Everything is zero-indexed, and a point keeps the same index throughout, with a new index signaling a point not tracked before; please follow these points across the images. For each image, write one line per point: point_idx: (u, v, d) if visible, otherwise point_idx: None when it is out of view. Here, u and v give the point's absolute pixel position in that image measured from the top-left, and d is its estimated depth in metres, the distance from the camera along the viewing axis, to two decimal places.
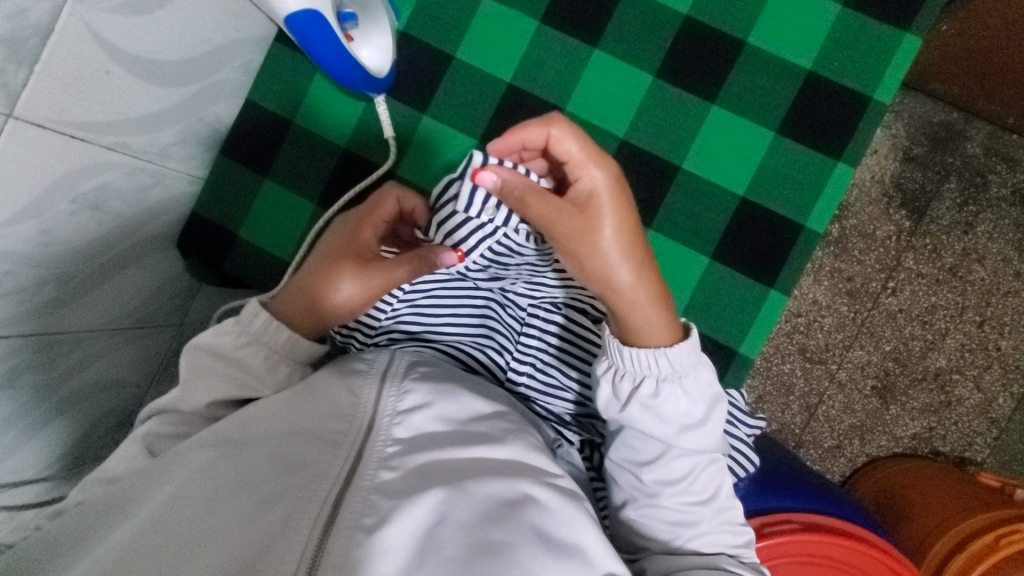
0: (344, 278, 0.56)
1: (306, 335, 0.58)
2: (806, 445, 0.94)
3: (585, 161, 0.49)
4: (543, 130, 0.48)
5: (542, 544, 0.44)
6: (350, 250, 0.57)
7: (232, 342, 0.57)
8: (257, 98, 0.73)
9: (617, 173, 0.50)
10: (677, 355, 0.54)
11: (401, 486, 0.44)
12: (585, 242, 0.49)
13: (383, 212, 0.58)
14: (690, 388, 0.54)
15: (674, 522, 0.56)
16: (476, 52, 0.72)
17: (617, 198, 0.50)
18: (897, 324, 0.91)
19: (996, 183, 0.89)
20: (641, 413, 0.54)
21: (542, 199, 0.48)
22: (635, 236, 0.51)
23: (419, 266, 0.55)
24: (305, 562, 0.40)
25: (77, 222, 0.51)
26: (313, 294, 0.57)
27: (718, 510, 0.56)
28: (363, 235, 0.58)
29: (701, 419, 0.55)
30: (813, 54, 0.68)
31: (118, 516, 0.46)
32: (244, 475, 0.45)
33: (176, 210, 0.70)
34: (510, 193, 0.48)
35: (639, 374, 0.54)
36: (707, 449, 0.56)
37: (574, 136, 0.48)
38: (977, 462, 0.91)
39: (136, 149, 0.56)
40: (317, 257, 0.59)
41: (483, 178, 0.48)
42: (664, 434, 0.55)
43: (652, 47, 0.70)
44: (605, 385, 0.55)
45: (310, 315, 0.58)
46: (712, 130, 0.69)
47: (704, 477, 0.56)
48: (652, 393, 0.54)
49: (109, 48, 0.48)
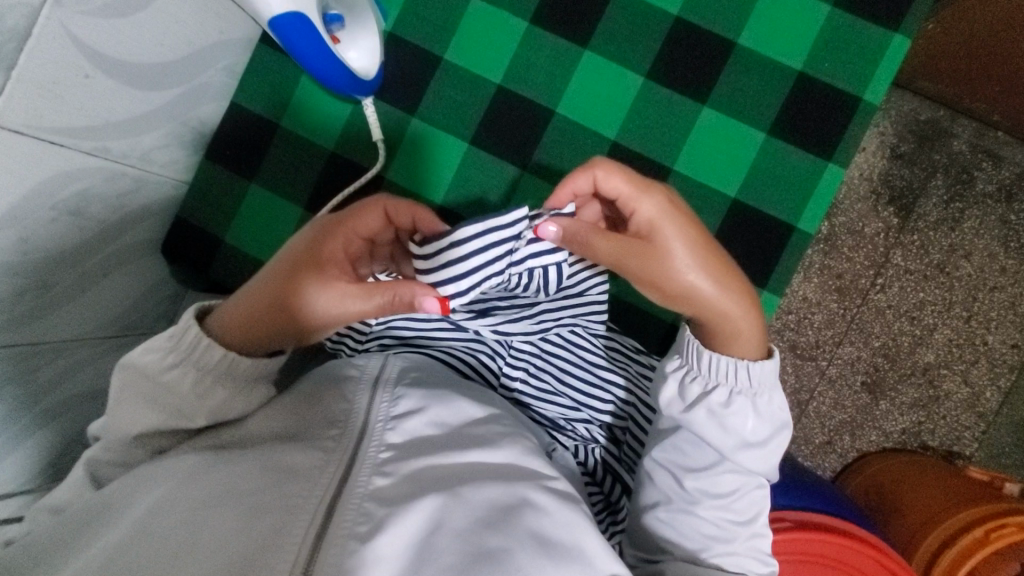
0: (305, 296, 0.49)
1: (246, 354, 0.52)
2: (797, 441, 0.94)
3: (635, 195, 0.50)
4: (589, 175, 0.50)
5: (541, 549, 0.44)
6: (313, 265, 0.50)
7: (159, 365, 0.51)
8: (242, 101, 0.72)
9: (669, 196, 0.51)
10: (759, 372, 0.54)
11: (396, 493, 0.44)
12: (662, 271, 0.50)
13: (362, 225, 0.52)
14: (761, 408, 0.55)
15: (708, 535, 0.55)
16: (464, 54, 0.71)
17: (677, 220, 0.50)
18: (886, 320, 0.92)
19: (982, 180, 0.90)
20: (705, 418, 0.54)
21: (607, 243, 0.50)
22: (707, 251, 0.51)
23: (388, 301, 0.49)
24: (299, 567, 0.39)
25: (58, 230, 0.50)
26: (264, 313, 0.51)
27: (752, 535, 0.55)
28: (332, 247, 0.51)
29: (764, 440, 0.55)
30: (801, 55, 0.68)
31: (98, 535, 0.45)
32: (232, 489, 0.44)
33: (159, 215, 0.69)
34: (575, 240, 0.50)
35: (713, 381, 0.55)
36: (758, 471, 0.56)
37: (617, 174, 0.50)
38: (966, 455, 0.92)
39: (117, 153, 0.54)
40: (274, 267, 0.52)
41: (544, 230, 0.51)
42: (724, 445, 0.54)
43: (641, 48, 0.70)
44: (672, 383, 0.56)
45: (258, 330, 0.52)
46: (702, 131, 0.69)
47: (748, 499, 0.56)
48: (723, 403, 0.54)
49: (90, 52, 0.46)
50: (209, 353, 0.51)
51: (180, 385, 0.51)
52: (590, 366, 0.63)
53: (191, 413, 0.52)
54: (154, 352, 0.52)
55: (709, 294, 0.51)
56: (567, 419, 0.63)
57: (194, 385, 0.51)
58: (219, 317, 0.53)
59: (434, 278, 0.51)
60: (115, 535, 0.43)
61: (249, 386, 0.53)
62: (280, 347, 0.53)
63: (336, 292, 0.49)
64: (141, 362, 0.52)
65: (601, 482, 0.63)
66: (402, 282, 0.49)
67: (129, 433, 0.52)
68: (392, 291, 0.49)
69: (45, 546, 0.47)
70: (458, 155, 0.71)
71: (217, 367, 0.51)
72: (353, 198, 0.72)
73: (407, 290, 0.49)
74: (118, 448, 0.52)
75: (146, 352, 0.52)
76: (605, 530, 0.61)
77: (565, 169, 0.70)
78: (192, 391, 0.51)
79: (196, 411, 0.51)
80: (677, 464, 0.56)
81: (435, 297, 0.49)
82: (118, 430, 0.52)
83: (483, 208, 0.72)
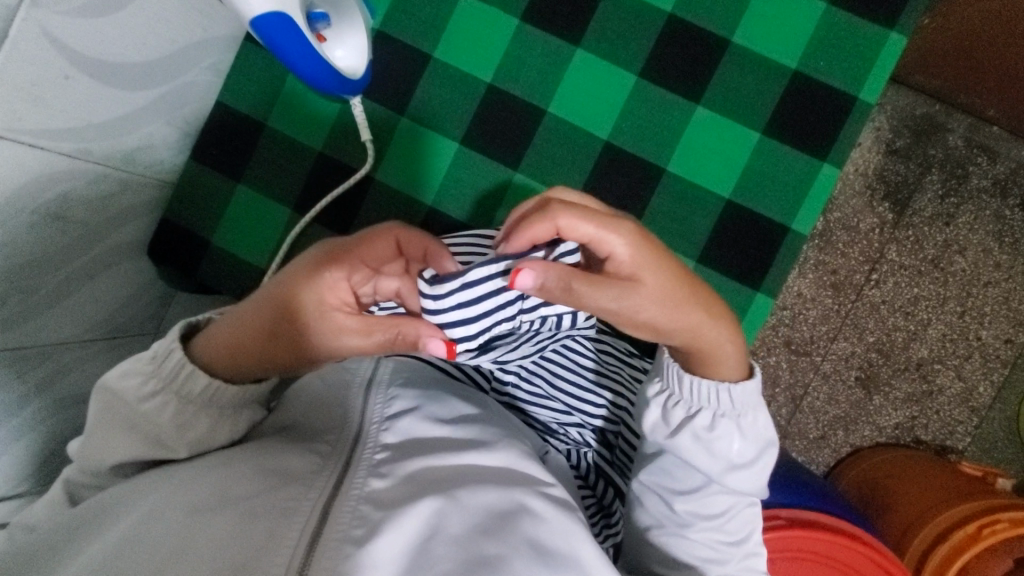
0: (305, 327, 0.49)
1: (231, 381, 0.51)
2: (792, 436, 0.94)
3: (603, 236, 0.45)
4: (550, 224, 0.45)
5: (538, 558, 0.43)
6: (314, 295, 0.48)
7: (138, 391, 0.50)
8: (229, 100, 0.71)
9: (637, 231, 0.47)
10: (741, 395, 0.54)
11: (392, 496, 0.42)
12: (651, 314, 0.47)
13: (372, 254, 0.50)
14: (745, 428, 0.54)
15: (703, 558, 0.55)
16: (455, 52, 0.70)
17: (651, 256, 0.47)
18: (880, 315, 0.92)
19: (977, 175, 0.89)
20: (690, 442, 0.54)
21: (589, 292, 0.44)
22: (685, 281, 0.49)
23: (391, 339, 0.48)
24: (295, 566, 0.37)
25: (42, 235, 0.49)
26: (256, 344, 0.50)
27: (746, 555, 0.56)
28: (334, 278, 0.48)
29: (751, 460, 0.54)
30: (797, 53, 0.68)
31: (81, 548, 0.44)
32: (218, 497, 0.42)
33: (144, 217, 0.68)
34: (550, 291, 0.44)
35: (696, 405, 0.54)
36: (749, 491, 0.55)
37: (582, 217, 0.45)
38: (959, 450, 0.93)
39: (99, 155, 0.53)
40: (268, 293, 0.50)
41: (521, 280, 0.43)
42: (711, 469, 0.54)
43: (634, 46, 0.69)
44: (654, 409, 0.55)
45: (249, 358, 0.50)
46: (697, 130, 0.68)
47: (740, 517, 0.56)
48: (707, 426, 0.54)
49: (70, 53, 0.45)
50: (193, 368, 0.50)
51: (161, 416, 0.50)
52: (583, 371, 0.62)
53: (172, 444, 0.50)
54: (133, 378, 0.51)
55: (694, 325, 0.49)
56: (559, 423, 0.63)
57: (176, 416, 0.50)
58: (202, 341, 0.51)
59: (441, 320, 0.48)
60: (96, 547, 0.42)
61: (238, 402, 0.52)
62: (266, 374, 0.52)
63: (337, 327, 0.48)
64: (119, 385, 0.51)
65: (594, 486, 0.63)
66: (406, 319, 0.48)
67: (112, 446, 0.51)
68: (395, 329, 0.48)
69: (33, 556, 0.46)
70: (450, 157, 0.70)
71: (199, 392, 0.50)
72: (341, 200, 0.71)
73: (412, 329, 0.48)
74: (101, 467, 0.51)
75: (123, 377, 0.51)
76: (599, 534, 0.61)
77: (558, 169, 0.70)
78: (176, 421, 0.50)
79: (180, 440, 0.50)
80: (666, 487, 0.56)
81: (442, 340, 0.48)
82: (102, 444, 0.51)
83: (475, 209, 0.71)
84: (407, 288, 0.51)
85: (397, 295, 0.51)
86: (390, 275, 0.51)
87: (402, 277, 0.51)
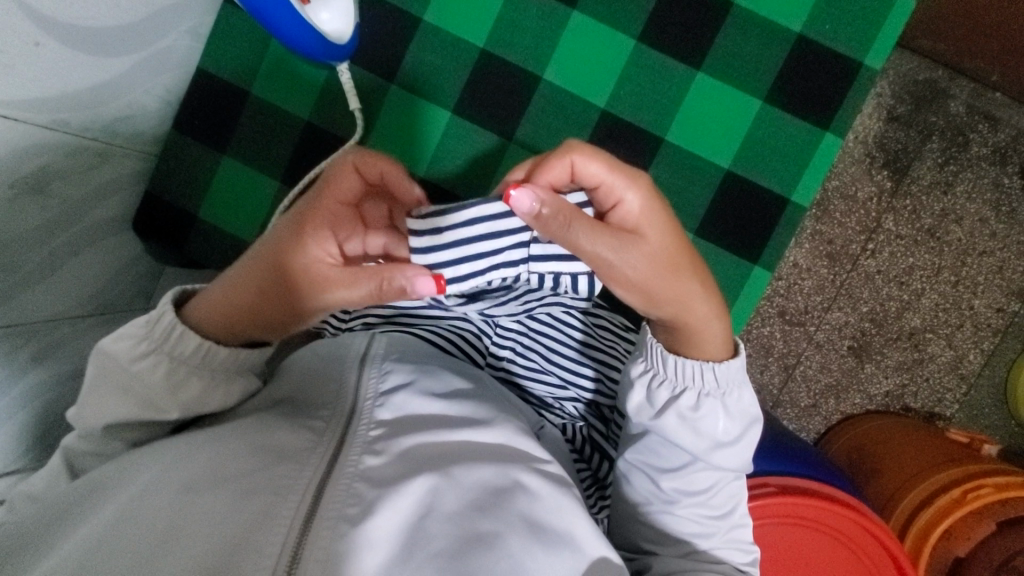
0: (292, 276, 0.48)
1: (224, 343, 0.51)
2: (784, 404, 0.96)
3: (616, 184, 0.46)
4: (566, 159, 0.46)
5: (532, 534, 0.43)
6: (296, 239, 0.48)
7: (125, 368, 0.50)
8: (211, 68, 0.69)
9: (651, 190, 0.47)
10: (725, 372, 0.54)
11: (387, 473, 0.42)
12: (648, 269, 0.47)
13: (344, 188, 0.51)
14: (730, 407, 0.54)
15: (690, 532, 0.57)
16: (445, 16, 0.67)
17: (658, 213, 0.47)
18: (875, 285, 0.92)
19: (978, 142, 0.88)
20: (675, 423, 0.54)
21: (588, 229, 0.44)
22: (686, 247, 0.49)
23: (376, 285, 0.46)
24: (286, 556, 0.37)
25: (23, 212, 0.47)
26: (243, 300, 0.49)
27: (731, 527, 0.57)
28: (315, 219, 0.49)
29: (736, 439, 0.55)
30: (801, 17, 0.65)
31: (80, 522, 0.43)
32: (211, 476, 0.41)
33: (126, 190, 0.66)
34: (545, 216, 0.43)
35: (680, 384, 0.54)
36: (734, 468, 0.55)
37: (598, 159, 0.46)
38: (946, 417, 0.94)
39: (77, 126, 0.51)
40: (257, 252, 0.50)
41: (519, 199, 0.42)
42: (697, 448, 0.54)
43: (632, 8, 0.66)
44: (638, 389, 0.55)
45: (238, 316, 0.50)
46: (696, 98, 0.67)
47: (725, 493, 0.56)
48: (692, 406, 0.54)
49: (39, 17, 0.42)
50: (184, 341, 0.50)
51: (152, 390, 0.50)
52: (576, 345, 0.63)
53: (164, 404, 0.50)
54: (125, 339, 0.50)
55: (689, 293, 0.49)
56: (555, 398, 0.63)
57: (166, 391, 0.50)
58: (196, 305, 0.51)
59: (431, 259, 0.49)
60: (89, 528, 0.42)
61: (226, 378, 0.52)
62: (264, 339, 0.52)
63: (322, 273, 0.48)
64: (106, 359, 0.50)
65: (588, 459, 0.64)
66: (390, 266, 0.46)
67: (102, 424, 0.50)
68: (379, 277, 0.46)
69: (28, 534, 0.46)
70: (444, 129, 0.69)
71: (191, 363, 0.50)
72: None
73: (397, 274, 0.46)
74: (95, 438, 0.52)
75: (113, 346, 0.50)
76: (594, 505, 0.62)
77: (552, 138, 0.68)
78: (166, 395, 0.50)
79: (173, 401, 0.50)
80: (653, 466, 0.56)
81: (429, 279, 0.46)
82: (93, 419, 0.50)
83: (469, 180, 0.69)
84: (392, 243, 0.54)
85: (385, 252, 0.53)
86: (376, 232, 0.53)
87: (387, 233, 0.53)
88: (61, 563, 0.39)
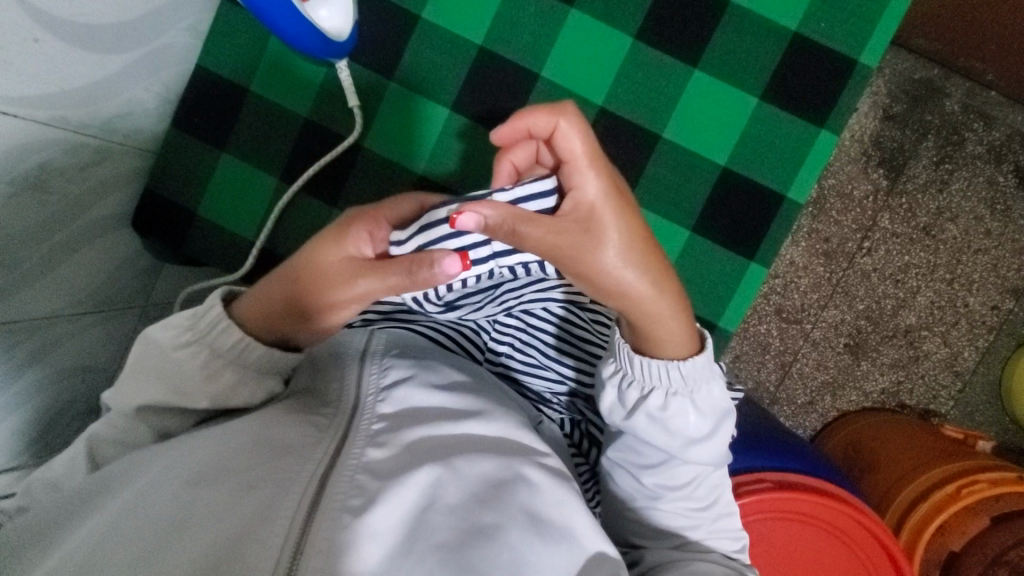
0: (334, 275, 0.49)
1: (264, 341, 0.53)
2: (781, 402, 0.96)
3: (582, 166, 0.46)
4: (553, 121, 0.46)
5: (531, 526, 0.43)
6: (339, 244, 0.50)
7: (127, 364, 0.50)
8: (209, 66, 0.69)
9: (615, 178, 0.47)
10: (691, 370, 0.54)
11: (390, 466, 0.42)
12: (598, 265, 0.47)
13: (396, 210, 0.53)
14: (700, 402, 0.54)
15: (677, 525, 0.57)
16: (444, 13, 0.68)
17: (617, 204, 0.46)
18: (871, 283, 0.92)
19: (973, 141, 0.88)
20: (646, 423, 0.54)
21: (535, 226, 0.45)
22: (646, 241, 0.48)
23: (406, 278, 0.46)
24: (289, 550, 0.37)
25: (23, 208, 0.47)
26: (283, 300, 0.51)
27: (716, 518, 0.57)
28: (359, 227, 0.50)
29: (708, 434, 0.55)
30: (797, 15, 0.66)
31: (83, 516, 0.44)
32: (213, 472, 0.42)
33: (125, 188, 0.66)
34: (490, 226, 0.44)
35: (648, 384, 0.54)
36: (711, 461, 0.56)
37: (579, 133, 0.45)
38: (941, 413, 0.95)
39: (76, 123, 0.51)
40: (300, 257, 0.52)
41: (464, 221, 0.43)
42: (671, 446, 0.54)
43: (630, 6, 0.66)
44: (610, 390, 0.55)
45: (279, 317, 0.52)
46: (692, 96, 0.67)
47: (706, 485, 0.57)
48: (661, 406, 0.54)
49: (39, 13, 0.43)
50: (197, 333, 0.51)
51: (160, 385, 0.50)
52: (570, 340, 0.61)
53: (194, 393, 0.51)
54: (173, 328, 0.52)
55: (643, 290, 0.49)
56: (552, 393, 0.64)
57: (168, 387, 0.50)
58: (242, 306, 0.53)
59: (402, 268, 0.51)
60: (92, 523, 0.42)
61: (225, 377, 0.51)
62: (302, 339, 0.53)
63: (358, 271, 0.48)
64: None
65: (585, 453, 0.65)
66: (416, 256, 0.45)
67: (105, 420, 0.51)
68: (408, 267, 0.45)
69: (30, 531, 0.46)
70: (443, 126, 0.69)
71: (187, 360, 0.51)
72: (331, 168, 0.70)
73: (423, 260, 0.45)
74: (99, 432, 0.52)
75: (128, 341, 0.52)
76: (591, 498, 0.64)
77: None
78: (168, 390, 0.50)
79: (179, 391, 0.51)
80: (632, 463, 0.57)
81: (456, 259, 0.44)
82: None
83: (468, 177, 0.70)
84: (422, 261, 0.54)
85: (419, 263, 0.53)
86: None
87: None
88: (64, 558, 0.40)
